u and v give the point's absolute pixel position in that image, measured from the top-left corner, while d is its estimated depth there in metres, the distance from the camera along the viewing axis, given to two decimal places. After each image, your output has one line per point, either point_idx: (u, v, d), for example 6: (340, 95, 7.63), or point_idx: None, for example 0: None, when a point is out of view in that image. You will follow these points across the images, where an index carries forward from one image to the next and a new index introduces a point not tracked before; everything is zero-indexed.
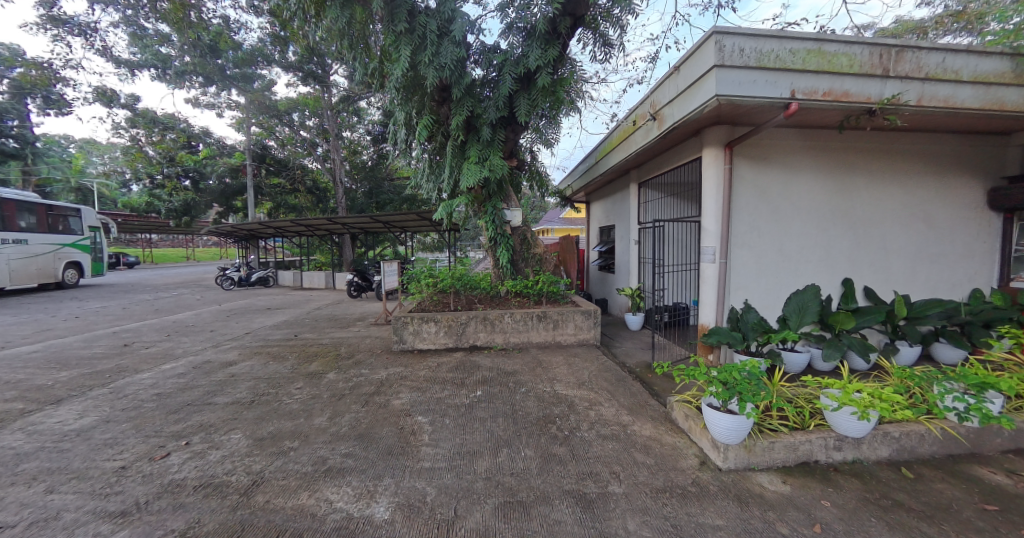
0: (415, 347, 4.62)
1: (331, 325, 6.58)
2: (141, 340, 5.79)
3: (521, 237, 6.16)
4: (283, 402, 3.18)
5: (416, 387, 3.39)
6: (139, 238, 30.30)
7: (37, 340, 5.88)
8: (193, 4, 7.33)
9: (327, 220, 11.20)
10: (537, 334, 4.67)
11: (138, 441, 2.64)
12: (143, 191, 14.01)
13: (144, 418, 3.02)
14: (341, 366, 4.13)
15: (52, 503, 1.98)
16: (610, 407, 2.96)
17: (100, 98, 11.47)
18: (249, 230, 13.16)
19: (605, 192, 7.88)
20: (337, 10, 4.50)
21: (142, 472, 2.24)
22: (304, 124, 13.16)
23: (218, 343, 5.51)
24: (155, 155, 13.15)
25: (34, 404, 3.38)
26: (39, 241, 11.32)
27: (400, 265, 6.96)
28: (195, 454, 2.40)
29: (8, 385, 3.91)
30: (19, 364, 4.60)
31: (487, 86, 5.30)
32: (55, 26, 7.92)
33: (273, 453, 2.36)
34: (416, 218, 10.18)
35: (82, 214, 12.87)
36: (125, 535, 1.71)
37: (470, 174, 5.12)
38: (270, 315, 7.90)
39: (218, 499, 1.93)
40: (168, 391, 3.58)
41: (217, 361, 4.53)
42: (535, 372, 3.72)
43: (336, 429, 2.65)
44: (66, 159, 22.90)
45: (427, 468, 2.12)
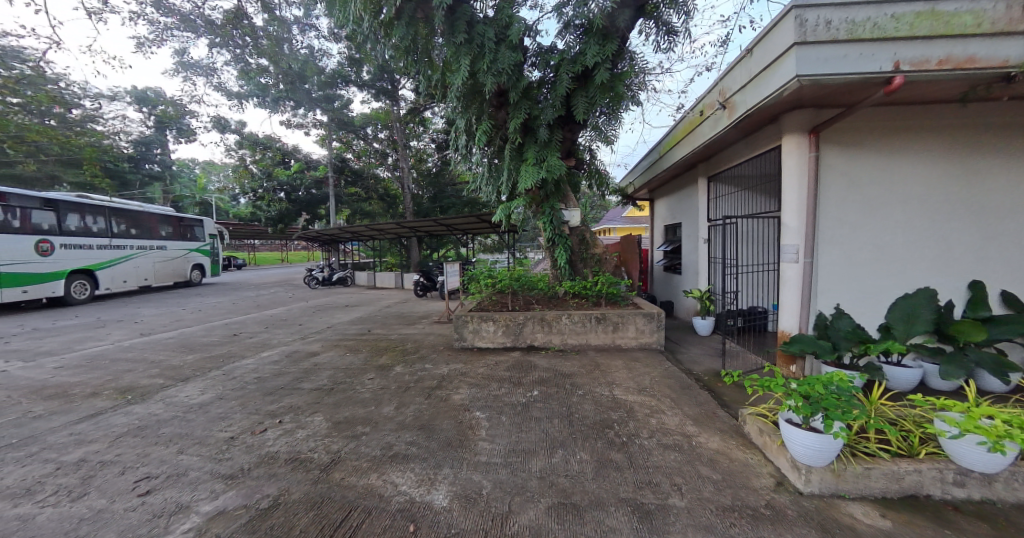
0: (475, 346, 4.76)
1: (399, 322, 7.07)
2: (246, 331, 6.73)
3: (580, 237, 6.09)
4: (357, 391, 3.49)
5: (475, 383, 3.51)
6: (246, 245, 35.33)
7: (171, 328, 7.11)
8: (286, 38, 8.36)
9: (396, 225, 12.05)
10: (596, 337, 4.58)
11: (243, 416, 3.08)
12: (248, 203, 16.23)
13: (246, 398, 3.50)
14: (406, 360, 4.42)
15: (181, 463, 2.40)
16: (673, 415, 2.80)
17: (216, 126, 13.53)
18: (331, 236, 14.59)
19: (670, 188, 7.48)
20: (403, 29, 4.88)
21: (245, 443, 2.60)
22: (377, 137, 14.29)
23: (305, 335, 6.21)
24: (256, 172, 15.15)
25: (170, 381, 4.11)
26: (174, 246, 13.67)
27: (461, 266, 7.26)
28: (285, 432, 2.74)
29: (152, 364, 4.79)
30: (158, 348, 5.60)
31: (544, 87, 5.32)
32: (185, 69, 9.51)
33: (347, 436, 2.60)
34: (476, 220, 10.53)
35: (205, 224, 15.31)
36: (233, 494, 2.01)
37: (527, 176, 5.16)
38: (347, 311, 8.70)
39: (303, 472, 2.18)
40: (265, 376, 4.13)
41: (303, 352, 5.11)
42: (592, 375, 3.65)
43: (401, 418, 2.84)
44: (192, 180, 27.52)
45: (483, 461, 2.19)
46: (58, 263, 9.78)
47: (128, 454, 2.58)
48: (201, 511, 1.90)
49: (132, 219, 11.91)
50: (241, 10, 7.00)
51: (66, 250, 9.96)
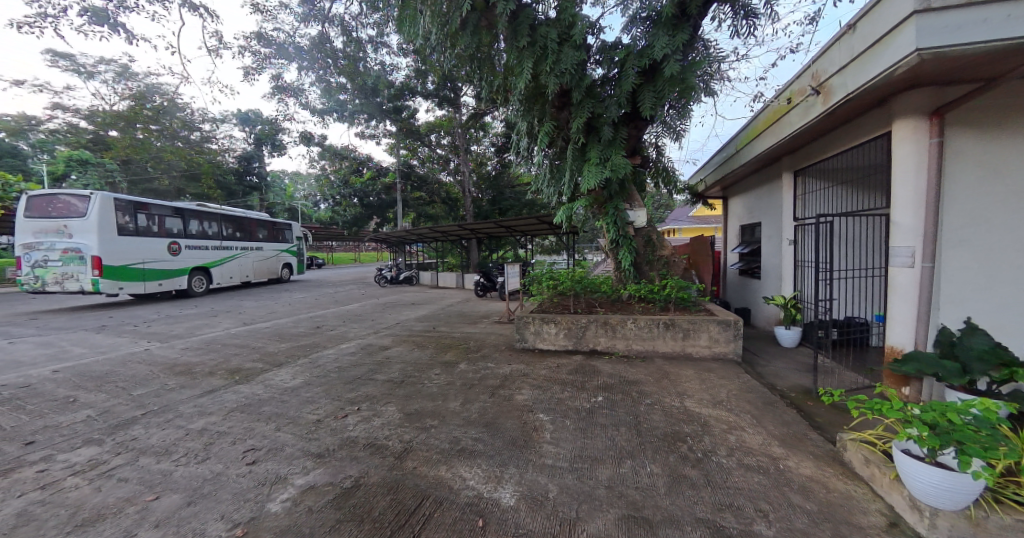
0: (537, 347, 4.76)
1: (461, 320, 7.32)
2: (326, 324, 7.42)
3: (646, 239, 5.81)
4: (425, 385, 3.68)
5: (537, 385, 3.51)
6: (326, 246, 39.15)
7: (266, 319, 8.09)
8: (361, 56, 9.05)
9: (458, 227, 12.50)
10: (664, 343, 4.34)
11: (327, 401, 3.40)
12: (328, 209, 17.89)
13: (329, 385, 3.85)
14: (470, 358, 4.56)
15: (278, 439, 2.71)
16: (755, 434, 2.55)
17: (303, 140, 15.11)
18: (398, 238, 15.58)
19: (747, 184, 6.85)
20: (468, 38, 5.05)
21: (330, 426, 2.86)
22: (439, 143, 14.97)
23: (376, 330, 6.69)
24: (335, 180, 16.59)
25: (267, 365, 4.67)
26: (269, 247, 15.53)
27: (521, 267, 7.32)
28: (364, 419, 2.97)
29: (253, 350, 5.47)
30: (257, 336, 6.39)
31: (608, 84, 5.17)
32: (279, 92, 10.75)
33: (417, 427, 2.74)
34: (536, 222, 10.55)
35: (293, 227, 17.19)
36: (321, 472, 2.23)
37: (590, 177, 5.05)
38: (413, 309, 9.22)
39: (380, 458, 2.34)
40: (344, 365, 4.52)
41: (376, 345, 5.50)
42: (660, 384, 3.46)
43: (466, 414, 2.93)
44: (283, 189, 31.07)
45: (548, 464, 2.18)
46: (183, 261, 11.60)
47: (237, 428, 2.97)
48: (296, 484, 2.13)
49: (236, 224, 13.75)
50: (324, 36, 7.73)
51: (188, 251, 11.78)
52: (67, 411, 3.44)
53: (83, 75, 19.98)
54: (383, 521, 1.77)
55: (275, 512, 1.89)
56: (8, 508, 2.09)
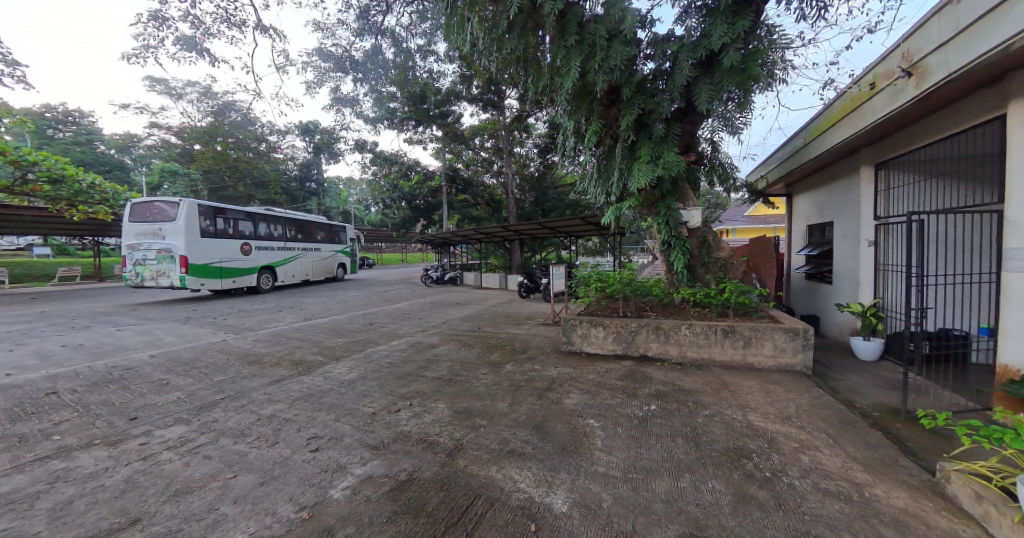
0: (584, 350, 4.67)
1: (506, 321, 7.37)
2: (378, 321, 7.79)
3: (701, 239, 5.49)
4: (473, 384, 3.73)
5: (586, 390, 3.43)
6: (376, 247, 41.25)
7: (324, 316, 8.65)
8: (410, 65, 9.40)
9: (502, 229, 12.60)
10: (722, 352, 4.07)
11: (381, 395, 3.55)
12: (378, 212, 18.79)
13: (383, 380, 4.02)
14: (516, 359, 4.57)
15: (338, 429, 2.87)
16: (833, 455, 2.30)
17: (357, 147, 15.99)
18: (444, 239, 16.03)
19: (817, 180, 6.26)
20: (515, 41, 5.05)
21: (384, 420, 2.98)
22: (483, 146, 15.22)
23: (424, 328, 6.91)
24: (385, 184, 17.29)
25: (327, 359, 4.98)
26: (326, 248, 16.63)
27: (567, 269, 7.22)
28: (415, 414, 3.06)
29: (313, 344, 5.86)
30: (317, 331, 6.85)
31: (660, 79, 4.95)
32: (337, 103, 11.46)
33: (467, 426, 2.78)
34: (581, 223, 10.36)
35: (347, 230, 18.28)
36: (377, 463, 2.33)
37: (640, 176, 4.85)
38: (458, 309, 9.43)
39: (432, 454, 2.39)
40: (396, 362, 4.71)
41: (425, 343, 5.68)
42: (719, 395, 3.24)
43: (515, 415, 2.92)
44: (338, 194, 33.17)
45: (601, 473, 2.11)
46: (253, 261, 12.73)
47: (302, 415, 3.19)
48: (355, 473, 2.23)
49: (298, 226, 14.88)
50: (377, 48, 8.10)
51: (258, 251, 12.92)
52: (162, 392, 3.89)
53: (174, 96, 22.63)
54: (437, 517, 1.80)
55: (337, 498, 2.00)
56: (118, 475, 2.39)
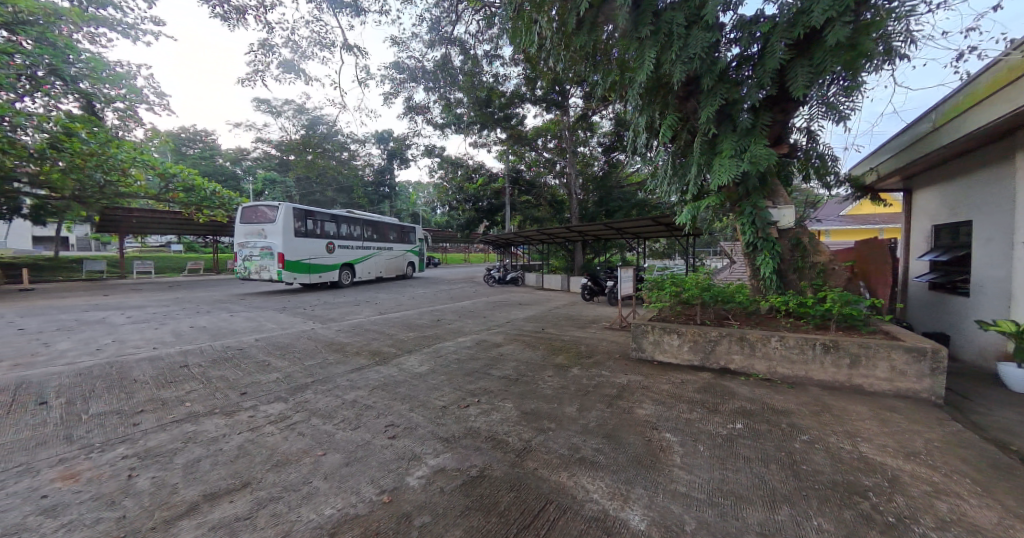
0: (655, 359, 4.41)
1: (570, 324, 7.25)
2: (444, 318, 8.13)
3: (794, 241, 4.90)
4: (539, 386, 3.71)
5: (660, 400, 3.23)
6: (442, 247, 43.33)
7: (396, 311, 9.23)
8: (476, 71, 9.65)
9: (565, 230, 12.42)
10: (821, 370, 3.58)
11: (450, 390, 3.69)
12: (444, 213, 19.60)
13: (452, 375, 4.18)
14: (582, 363, 4.46)
15: (412, 420, 3.03)
16: (982, 506, 1.89)
17: (426, 153, 16.87)
18: (507, 240, 16.28)
19: (948, 172, 5.24)
20: (584, 38, 4.91)
21: (455, 414, 3.08)
22: (546, 147, 15.14)
23: (489, 327, 7.06)
24: (451, 187, 18.03)
25: (399, 351, 5.30)
26: (397, 248, 17.79)
27: (635, 272, 6.90)
28: (484, 411, 3.12)
29: (387, 336, 6.29)
30: (390, 325, 7.35)
31: (747, 65, 4.49)
32: (410, 111, 12.18)
33: (535, 428, 2.76)
34: (650, 223, 9.80)
35: (416, 231, 19.37)
36: (449, 456, 2.41)
37: (722, 172, 4.45)
38: (521, 309, 9.50)
39: (502, 452, 2.41)
40: (463, 358, 4.87)
41: (490, 341, 5.79)
42: (819, 418, 2.85)
43: (584, 422, 2.84)
44: (408, 197, 35.40)
45: (681, 492, 1.96)
46: (336, 259, 14.03)
47: (380, 403, 3.43)
48: (429, 464, 2.33)
49: (374, 227, 16.10)
50: (446, 58, 8.44)
51: (340, 250, 14.23)
52: (265, 372, 4.42)
53: (275, 114, 25.77)
54: (508, 517, 1.80)
55: (413, 486, 2.10)
56: (234, 441, 2.77)
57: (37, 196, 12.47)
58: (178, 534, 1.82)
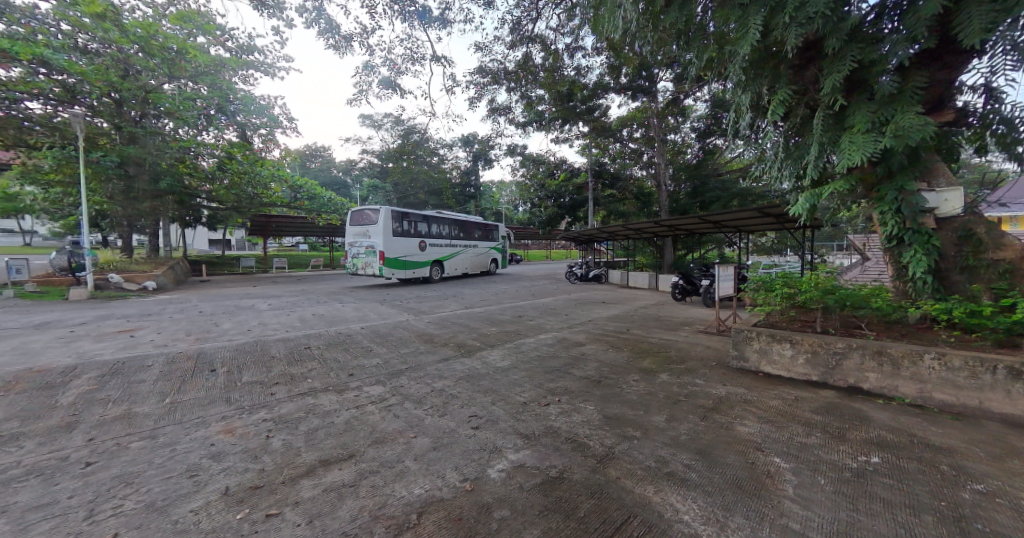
0: (761, 370, 3.89)
1: (657, 325, 6.79)
2: (526, 314, 8.23)
3: (960, 233, 3.87)
4: (623, 390, 3.53)
5: (767, 418, 2.83)
6: (524, 244, 44.07)
7: (481, 306, 9.62)
8: (558, 65, 9.47)
9: (654, 224, 11.62)
10: (1004, 401, 2.77)
11: (531, 386, 3.71)
12: (526, 210, 19.80)
13: (532, 371, 4.21)
14: (671, 369, 4.12)
15: (493, 412, 3.12)
16: None
17: (509, 152, 17.23)
18: (589, 236, 15.84)
19: None
20: (675, 13, 4.44)
21: (535, 411, 3.09)
22: (632, 137, 14.22)
23: (570, 325, 6.95)
24: (533, 184, 18.17)
25: (483, 345, 5.50)
26: (481, 245, 18.53)
27: (737, 270, 6.17)
28: (565, 411, 3.07)
29: (472, 330, 6.59)
30: (474, 319, 7.69)
31: (892, 15, 3.60)
32: (494, 113, 12.51)
33: (618, 435, 2.63)
34: (756, 214, 8.63)
35: (499, 228, 19.94)
36: (529, 453, 2.41)
37: (855, 152, 3.68)
38: (604, 308, 9.17)
39: (582, 456, 2.34)
40: (544, 355, 4.86)
41: (571, 340, 5.69)
42: (999, 462, 2.21)
43: (673, 434, 2.61)
44: (492, 195, 36.63)
45: (795, 530, 1.67)
46: (427, 256, 15.13)
47: (465, 394, 3.59)
48: (509, 458, 2.36)
49: (460, 226, 17.00)
50: (528, 56, 8.45)
51: (431, 248, 15.33)
52: (368, 357, 4.96)
53: (376, 126, 28.70)
54: (588, 525, 1.73)
55: (494, 478, 2.14)
56: (344, 416, 3.16)
57: (210, 207, 15.82)
58: (300, 490, 2.12)
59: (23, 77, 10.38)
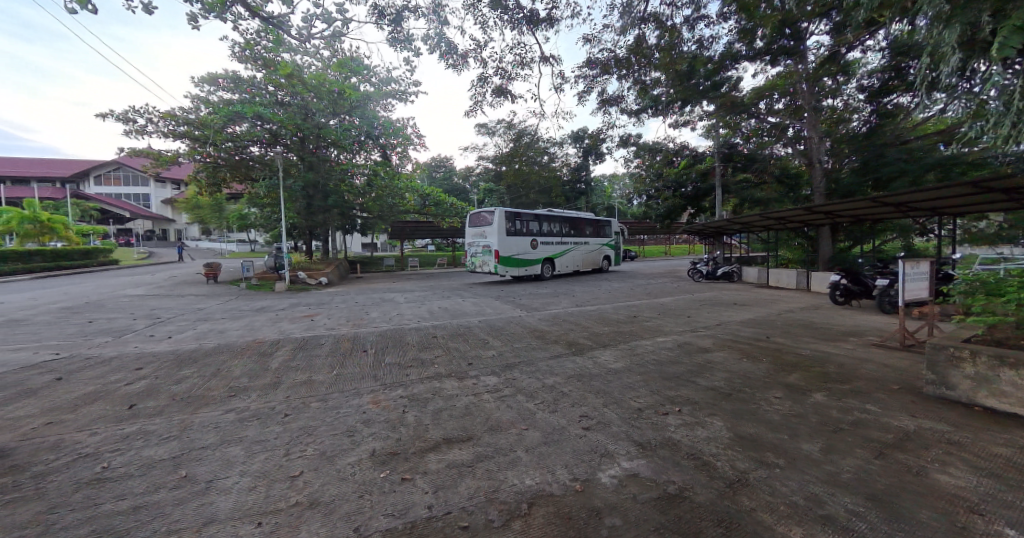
0: (977, 403, 2.90)
1: (809, 334, 5.64)
2: (642, 314, 7.74)
3: None
4: (762, 407, 3.03)
5: (987, 469, 2.09)
6: (639, 240, 41.57)
7: (592, 304, 9.42)
8: (677, 42, 8.59)
9: (803, 211, 9.67)
10: None
11: (646, 392, 3.47)
12: (642, 204, 18.65)
13: (649, 376, 3.94)
14: (830, 389, 3.37)
15: (605, 415, 3.01)
16: None
17: (622, 143, 16.44)
18: (716, 229, 14.06)
19: None
20: None
21: (651, 419, 2.88)
22: (773, 109, 11.88)
23: (694, 328, 6.28)
24: (649, 175, 16.99)
25: (595, 345, 5.37)
26: (592, 242, 18.12)
27: (936, 267, 4.72)
28: (687, 423, 2.78)
29: (584, 328, 6.49)
30: (586, 317, 7.56)
31: None
32: (605, 104, 12.06)
33: (754, 459, 2.26)
34: (967, 190, 6.44)
35: (612, 224, 19.19)
36: (644, 464, 2.25)
37: None
38: (736, 310, 8.02)
39: (708, 477, 2.08)
40: (662, 360, 4.50)
41: (696, 345, 5.14)
42: None
43: (832, 469, 2.13)
44: (603, 190, 35.53)
45: None
46: (538, 254, 15.49)
47: (576, 393, 3.56)
48: (622, 465, 2.25)
49: (571, 223, 16.93)
50: (640, 39, 7.90)
51: (542, 246, 15.65)
52: (485, 349, 5.32)
53: (490, 133, 30.52)
54: None
55: (604, 483, 2.07)
56: (464, 401, 3.45)
57: (362, 217, 19.09)
58: (429, 462, 2.39)
59: (247, 129, 14.13)
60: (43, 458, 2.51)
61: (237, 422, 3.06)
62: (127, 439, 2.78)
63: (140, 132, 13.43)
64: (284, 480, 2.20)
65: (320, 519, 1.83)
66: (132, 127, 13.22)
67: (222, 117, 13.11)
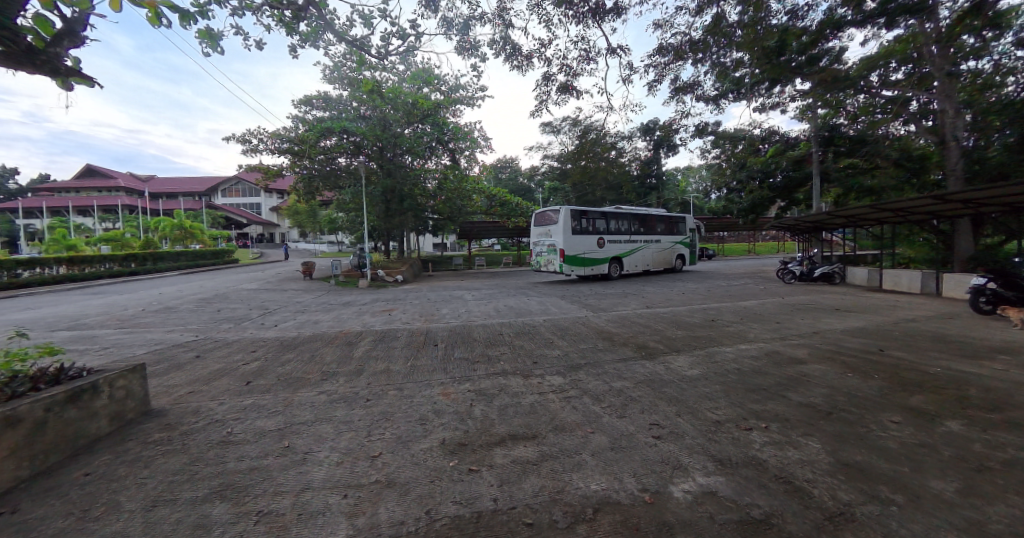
0: None
1: (939, 348, 4.71)
2: (722, 318, 7.10)
3: None
4: (873, 432, 2.60)
5: None
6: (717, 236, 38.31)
7: (664, 306, 8.88)
8: (763, 16, 7.70)
9: (930, 199, 8.09)
10: None
11: (727, 404, 3.17)
12: (721, 198, 17.15)
13: (730, 386, 3.59)
14: (969, 417, 2.77)
15: (678, 426, 2.81)
16: None
17: (698, 133, 15.27)
18: (813, 223, 12.37)
19: None
20: None
21: (733, 434, 2.63)
22: (889, 80, 10.14)
23: (785, 336, 5.59)
24: (729, 166, 15.54)
25: (668, 349, 5.04)
26: (664, 240, 17.09)
27: None
28: (776, 442, 2.49)
29: (655, 332, 6.13)
30: (657, 320, 7.16)
31: None
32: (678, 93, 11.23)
33: (863, 491, 1.95)
34: None
35: (687, 221, 17.90)
36: (723, 482, 2.06)
37: None
38: (840, 317, 6.98)
39: (802, 506, 1.84)
40: (746, 370, 4.08)
41: (787, 355, 4.57)
42: None
43: (971, 513, 1.75)
44: (676, 184, 33.35)
45: None
46: (605, 253, 15.02)
47: (646, 399, 3.39)
48: (697, 480, 2.09)
49: (640, 221, 16.14)
50: (720, 18, 7.26)
51: (609, 244, 15.15)
52: (551, 349, 5.29)
53: (555, 132, 30.34)
54: None
55: (677, 498, 1.94)
56: (529, 400, 3.46)
57: (434, 219, 20.23)
58: (495, 456, 2.44)
59: (336, 142, 15.78)
60: (187, 420, 3.06)
61: (328, 403, 3.42)
62: (245, 410, 3.26)
63: (253, 151, 15.67)
64: (366, 459, 2.41)
65: (396, 498, 1.97)
66: (248, 147, 15.50)
67: (316, 133, 14.81)
